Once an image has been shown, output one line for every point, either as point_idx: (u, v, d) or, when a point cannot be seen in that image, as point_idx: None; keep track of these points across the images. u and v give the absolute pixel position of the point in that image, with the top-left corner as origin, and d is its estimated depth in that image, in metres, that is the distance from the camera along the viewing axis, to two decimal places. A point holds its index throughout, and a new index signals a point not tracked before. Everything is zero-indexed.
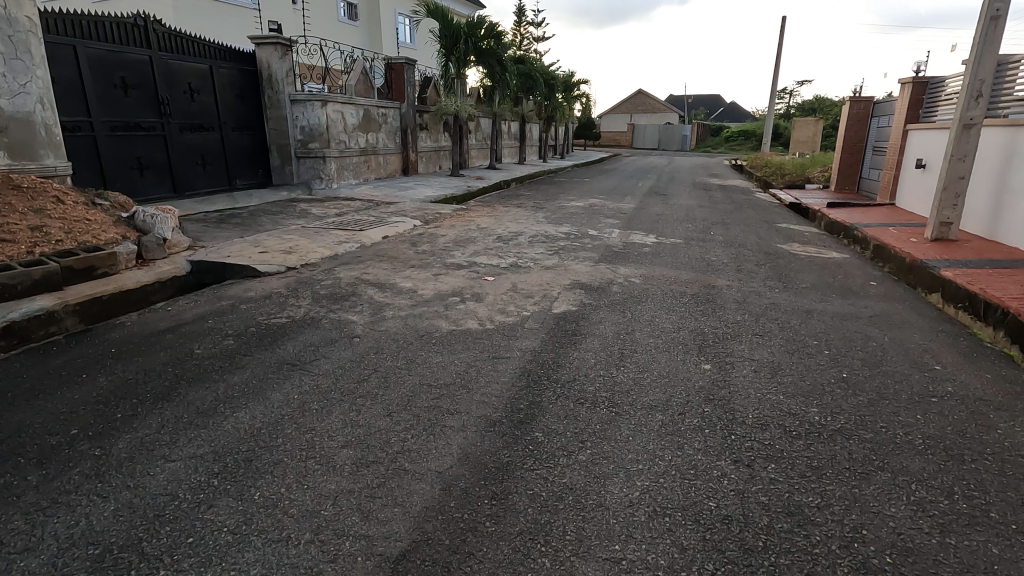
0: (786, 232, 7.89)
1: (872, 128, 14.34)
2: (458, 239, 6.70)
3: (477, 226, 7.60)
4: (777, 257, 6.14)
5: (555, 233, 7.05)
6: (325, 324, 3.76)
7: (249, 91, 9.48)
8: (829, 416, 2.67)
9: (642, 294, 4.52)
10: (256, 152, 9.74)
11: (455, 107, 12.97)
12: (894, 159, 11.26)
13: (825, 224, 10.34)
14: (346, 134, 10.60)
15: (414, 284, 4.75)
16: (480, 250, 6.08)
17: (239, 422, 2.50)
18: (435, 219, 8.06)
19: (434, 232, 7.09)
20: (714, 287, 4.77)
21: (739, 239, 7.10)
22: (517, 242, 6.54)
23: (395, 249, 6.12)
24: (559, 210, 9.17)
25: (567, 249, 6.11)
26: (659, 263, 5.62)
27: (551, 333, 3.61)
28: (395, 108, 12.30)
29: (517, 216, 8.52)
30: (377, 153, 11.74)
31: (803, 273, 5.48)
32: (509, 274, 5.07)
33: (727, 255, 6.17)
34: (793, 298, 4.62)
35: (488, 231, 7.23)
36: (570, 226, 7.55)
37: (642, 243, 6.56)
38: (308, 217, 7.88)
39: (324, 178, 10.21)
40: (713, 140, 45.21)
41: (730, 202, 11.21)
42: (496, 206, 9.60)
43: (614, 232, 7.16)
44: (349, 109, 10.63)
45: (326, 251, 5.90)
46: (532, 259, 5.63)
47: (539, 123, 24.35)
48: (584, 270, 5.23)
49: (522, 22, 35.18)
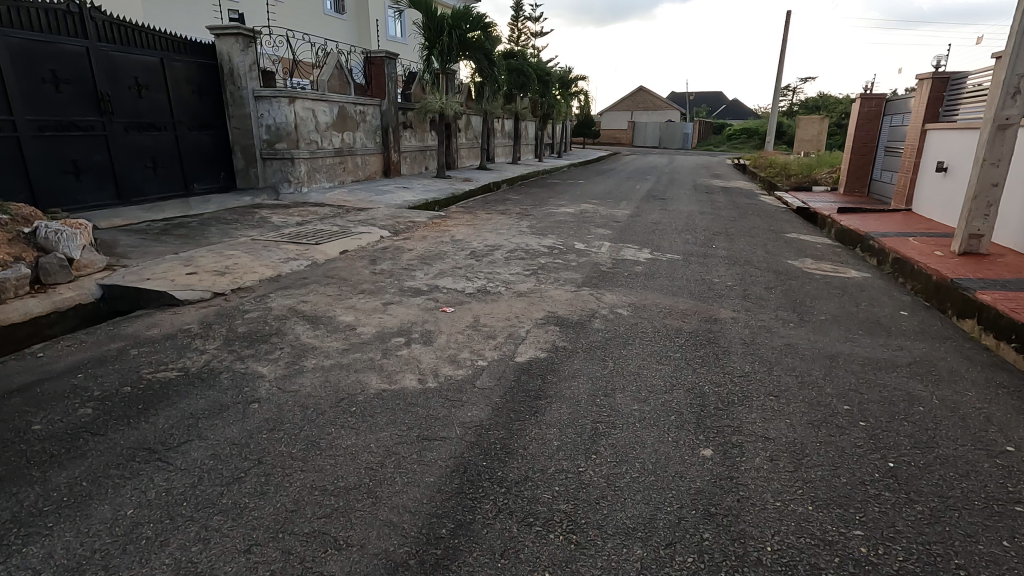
0: (796, 244, 7.10)
1: (886, 126, 13.49)
2: (425, 255, 5.92)
3: (451, 238, 6.82)
4: (789, 279, 5.35)
5: (537, 247, 6.28)
6: (223, 380, 2.98)
7: (208, 86, 8.69)
8: (880, 547, 1.87)
9: (627, 333, 3.74)
10: (217, 153, 8.95)
11: (439, 105, 12.16)
12: (911, 161, 10.45)
13: (836, 232, 9.56)
14: (317, 133, 9.80)
15: (356, 318, 3.97)
16: (448, 269, 5.31)
17: (22, 565, 1.71)
18: (406, 228, 7.28)
19: (400, 246, 6.30)
20: (716, 322, 3.99)
21: (744, 255, 6.29)
22: (493, 258, 5.77)
23: (350, 268, 5.33)
24: (546, 218, 8.38)
25: (547, 268, 5.33)
26: (651, 287, 4.83)
27: (506, 395, 2.82)
28: (375, 106, 11.50)
29: (498, 225, 7.73)
30: (355, 154, 10.95)
31: (820, 300, 4.69)
32: (473, 303, 4.29)
33: (731, 275, 5.38)
34: (810, 336, 3.83)
35: (462, 245, 6.46)
36: (555, 238, 6.77)
37: (634, 260, 5.78)
38: (264, 227, 7.10)
39: (293, 181, 9.43)
40: (715, 139, 44.33)
41: (733, 207, 10.40)
42: (478, 212, 8.82)
43: (603, 246, 6.36)
44: (321, 107, 9.85)
45: (268, 272, 5.12)
46: (504, 283, 4.85)
47: (535, 121, 23.53)
48: (563, 297, 4.46)
49: (519, 18, 34.17)
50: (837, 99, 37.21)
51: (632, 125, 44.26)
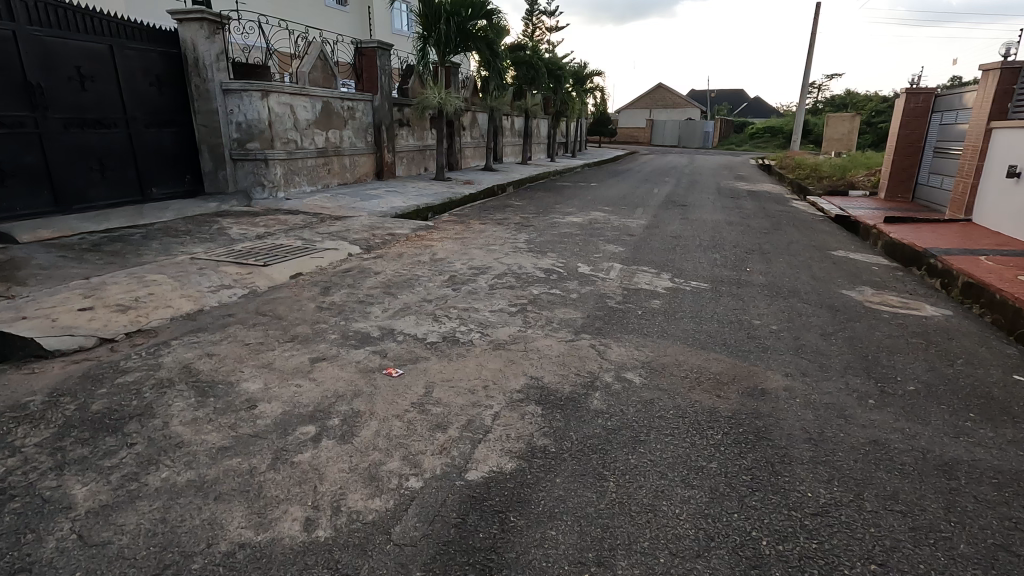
0: (846, 266, 5.89)
1: (936, 124, 12.07)
2: (394, 281, 4.84)
3: (432, 255, 5.75)
4: (850, 320, 4.16)
5: (532, 270, 5.17)
6: (5, 515, 1.91)
7: (169, 78, 7.73)
8: None
9: (639, 419, 2.60)
10: (182, 153, 7.99)
11: (437, 100, 11.09)
12: (972, 164, 9.09)
13: (885, 246, 8.31)
14: (297, 131, 8.80)
15: (266, 386, 2.89)
16: (413, 304, 4.22)
17: None
18: (382, 243, 6.22)
19: (368, 268, 5.26)
20: (764, 399, 2.85)
21: (787, 282, 5.11)
22: (475, 286, 4.68)
23: (293, 300, 4.28)
24: (549, 229, 7.27)
25: (539, 304, 4.22)
26: (672, 334, 3.68)
27: (433, 566, 1.71)
28: (365, 101, 10.48)
29: (492, 238, 6.65)
30: (342, 154, 9.94)
31: (898, 356, 3.51)
32: (432, 361, 3.20)
33: (774, 312, 4.22)
34: (903, 426, 2.66)
35: (442, 266, 5.38)
36: (554, 257, 5.66)
37: (651, 290, 4.64)
38: (217, 241, 6.09)
39: (268, 186, 8.44)
40: (738, 137, 42.67)
41: (765, 215, 9.17)
42: (472, 222, 7.73)
43: (613, 270, 5.23)
44: (301, 101, 8.84)
45: (188, 306, 4.08)
46: (480, 326, 3.76)
47: (547, 119, 22.40)
48: (554, 352, 3.34)
49: (534, 12, 32.97)
50: (866, 95, 35.43)
51: (650, 123, 42.81)
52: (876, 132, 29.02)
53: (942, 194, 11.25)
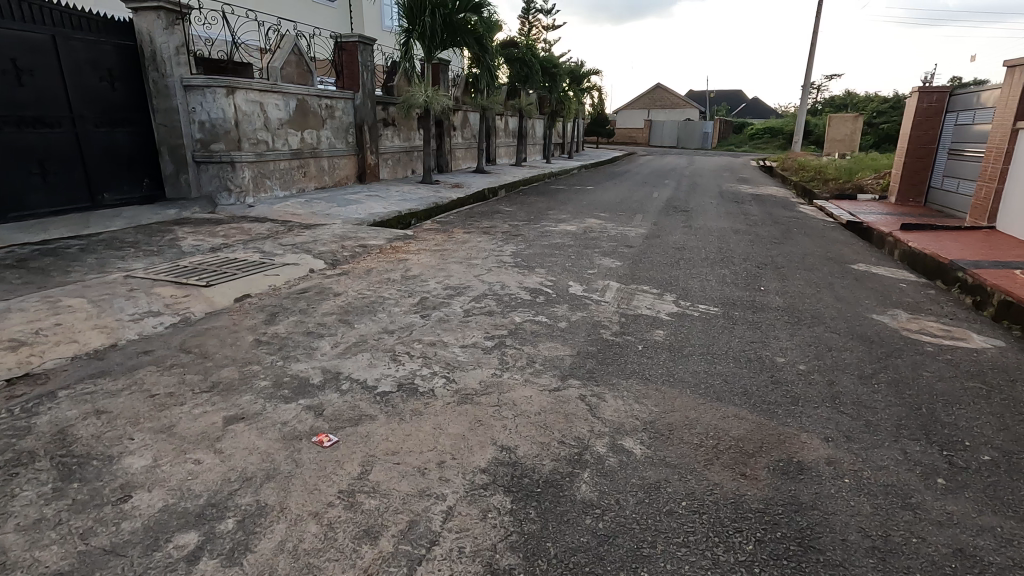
0: (871, 284, 5.25)
1: (952, 124, 11.43)
2: (353, 305, 4.17)
3: (405, 272, 5.09)
4: (889, 355, 3.50)
5: (515, 291, 4.51)
6: None
7: (123, 73, 7.03)
8: None
9: (642, 519, 1.93)
10: (139, 155, 7.30)
11: (422, 99, 10.44)
12: (995, 167, 8.46)
13: (903, 255, 7.69)
14: (267, 131, 8.12)
15: (154, 463, 2.21)
16: (372, 337, 3.54)
17: None
18: (351, 257, 5.56)
19: (328, 288, 4.59)
20: (803, 479, 2.20)
21: (808, 305, 4.46)
22: (447, 312, 4.02)
23: (228, 332, 3.59)
24: (540, 239, 6.62)
25: (521, 336, 3.56)
26: (680, 379, 3.01)
27: None
28: (345, 99, 9.82)
29: (475, 250, 5.99)
30: (319, 156, 9.28)
31: (957, 408, 2.86)
32: (380, 421, 2.53)
33: (799, 346, 3.56)
34: (995, 525, 1.99)
35: (414, 284, 4.71)
36: (542, 274, 5.01)
37: (654, 318, 3.98)
38: (164, 254, 5.41)
39: (235, 190, 7.76)
40: (737, 138, 42.12)
41: (773, 222, 8.52)
42: (455, 231, 7.08)
43: (609, 291, 4.58)
44: (272, 99, 8.15)
45: (99, 340, 3.40)
46: (446, 368, 3.08)
47: (544, 120, 21.73)
48: (534, 406, 2.67)
49: (531, 10, 32.37)
50: (867, 95, 34.93)
51: (648, 123, 42.19)
52: (878, 133, 28.53)
53: (959, 199, 10.62)
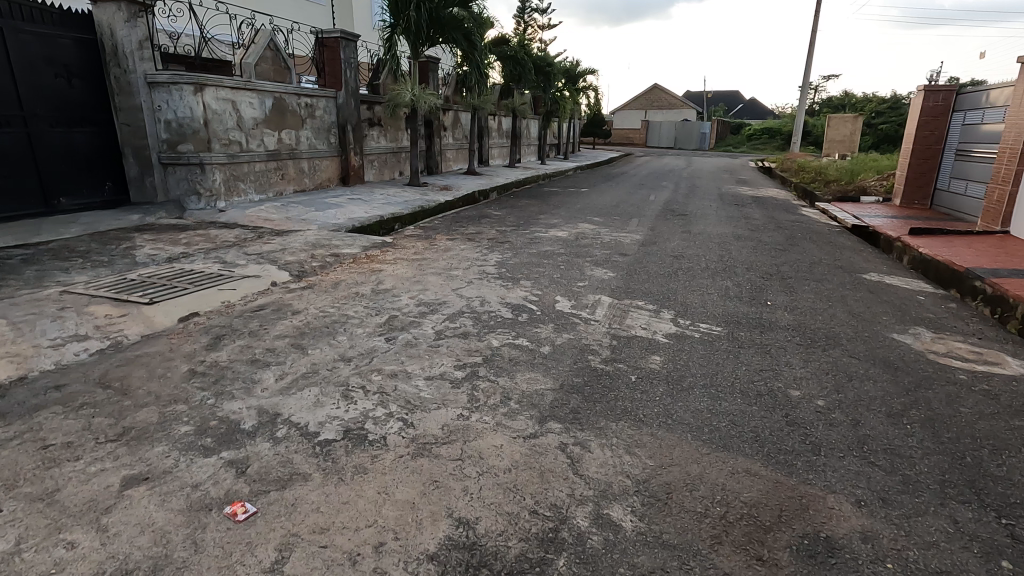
0: (886, 297, 4.81)
1: (959, 124, 11.02)
2: (312, 325, 3.71)
3: (376, 285, 4.63)
4: (917, 385, 3.06)
5: (496, 308, 4.06)
6: None
7: (81, 69, 6.54)
8: None
9: None
10: (100, 157, 6.82)
11: (408, 97, 9.99)
12: (1008, 168, 8.03)
13: (913, 262, 7.26)
14: (241, 131, 7.66)
15: (13, 548, 1.74)
16: (325, 366, 3.08)
17: None
18: (320, 268, 5.10)
19: (288, 305, 4.13)
20: (835, 565, 1.75)
21: (821, 323, 4.01)
22: (417, 334, 3.56)
23: (160, 360, 3.12)
24: (528, 247, 6.17)
25: (497, 364, 3.10)
26: (679, 421, 2.56)
27: None
28: (326, 98, 9.36)
29: (457, 259, 5.54)
30: (299, 158, 8.81)
31: (1007, 458, 2.40)
32: (314, 482, 2.08)
33: (814, 375, 3.11)
34: None
35: (384, 300, 4.25)
36: (527, 288, 4.56)
37: (650, 341, 3.53)
38: (114, 265, 4.94)
39: (204, 194, 7.29)
40: (735, 139, 41.76)
41: (775, 227, 8.07)
42: (438, 238, 6.63)
43: (600, 308, 4.13)
44: (246, 97, 7.69)
45: (6, 372, 2.92)
46: (405, 408, 2.62)
47: (539, 120, 21.28)
48: (503, 461, 2.21)
49: (527, 10, 32.01)
50: (865, 95, 34.64)
51: (645, 124, 41.78)
52: (877, 134, 28.22)
53: (969, 201, 10.20)
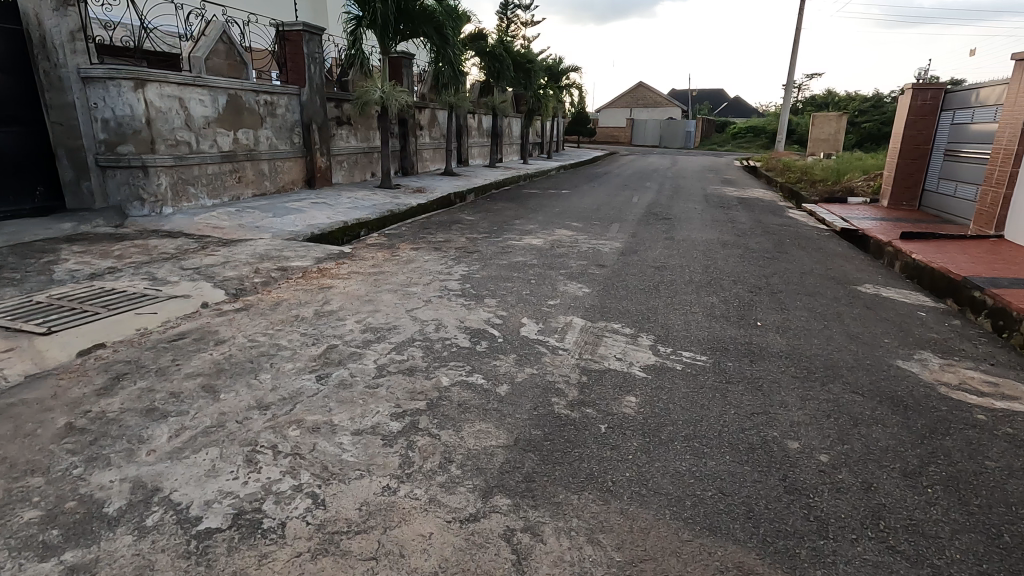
0: (884, 314, 4.41)
1: (948, 124, 10.75)
2: (235, 359, 3.18)
3: (322, 306, 4.13)
4: (932, 430, 2.63)
5: (452, 334, 3.57)
6: None
7: (5, 61, 5.79)
8: None
9: None
10: (29, 159, 6.12)
11: (377, 95, 9.47)
12: (1002, 169, 7.71)
13: (906, 268, 6.91)
14: (190, 131, 7.08)
15: None
16: (235, 416, 2.56)
17: None
18: (263, 285, 4.57)
19: (214, 332, 3.60)
20: None
21: (817, 348, 3.58)
22: (355, 370, 3.06)
23: (35, 412, 2.57)
24: (498, 257, 5.69)
25: (443, 412, 2.61)
26: (655, 489, 2.09)
27: None
28: (288, 95, 8.79)
29: (418, 273, 5.04)
30: (258, 159, 8.23)
31: None
32: None
33: (814, 420, 2.67)
34: None
35: (326, 325, 3.73)
36: (491, 309, 4.08)
37: (626, 375, 3.06)
38: (24, 283, 4.36)
39: (148, 200, 6.69)
40: (720, 138, 41.60)
41: (763, 232, 7.67)
42: (401, 247, 6.11)
43: (571, 333, 3.65)
44: (195, 93, 7.09)
45: None
46: (319, 478, 2.12)
47: (521, 118, 20.79)
48: (428, 560, 1.72)
49: (510, 7, 31.49)
50: (847, 94, 34.66)
51: (631, 122, 41.48)
52: (859, 134, 28.18)
53: (958, 203, 9.91)
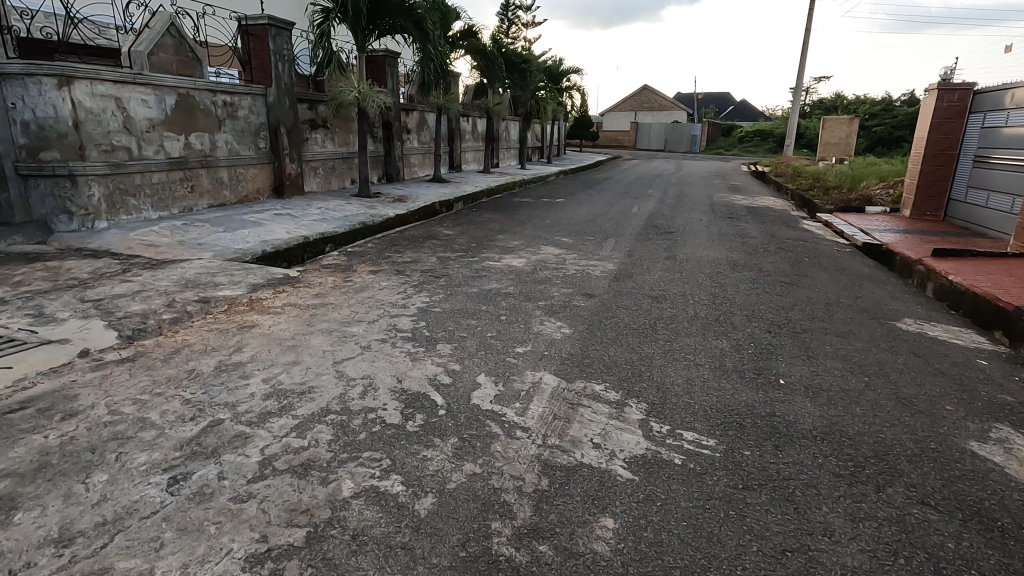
0: (939, 365, 3.52)
1: (978, 127, 9.81)
2: (71, 447, 2.33)
3: (230, 354, 3.28)
4: None
5: (380, 403, 2.72)
6: None
7: None
8: None
9: None
10: None
11: (351, 96, 8.67)
12: None
13: (940, 292, 6.03)
14: (130, 135, 6.29)
15: None
16: (10, 564, 1.71)
17: None
18: (172, 323, 3.74)
19: (69, 397, 2.75)
20: None
21: (861, 424, 2.70)
22: (227, 467, 2.20)
23: None
24: (468, 284, 4.84)
25: (323, 554, 1.76)
26: None
27: None
28: (252, 96, 8.00)
29: (367, 306, 4.20)
30: (214, 166, 7.43)
31: None
32: None
33: (876, 567, 1.80)
34: None
35: (222, 386, 2.88)
36: (440, 361, 3.22)
37: (603, 477, 2.19)
38: None
39: (77, 213, 5.87)
40: (727, 142, 40.63)
41: (777, 249, 6.79)
42: (359, 269, 5.27)
43: (537, 401, 2.78)
44: (137, 93, 6.31)
45: None
46: None
47: (519, 121, 19.98)
48: None
49: (511, 7, 30.73)
50: (858, 96, 33.68)
51: (634, 126, 40.64)
52: (871, 138, 27.24)
53: (992, 215, 8.99)
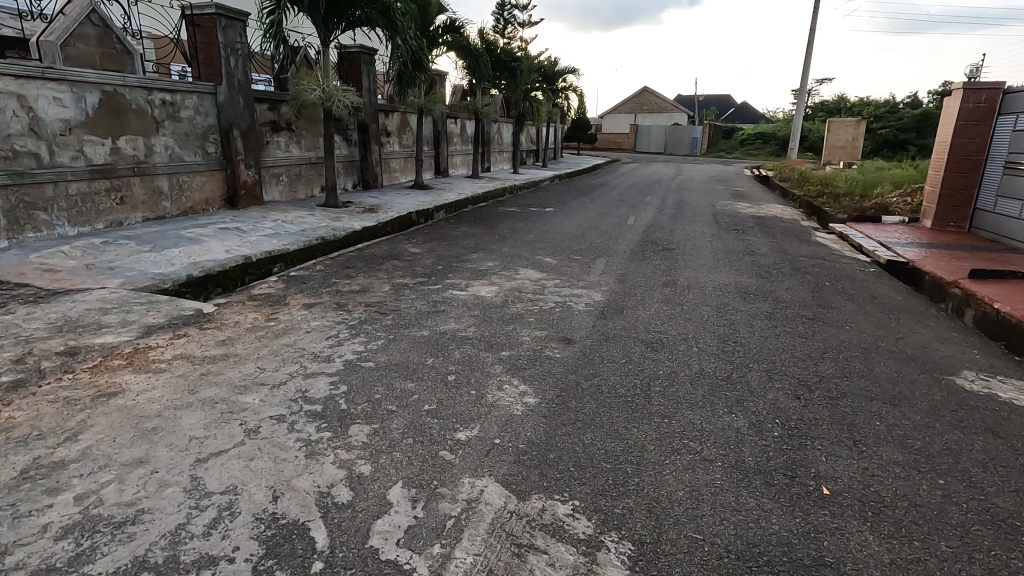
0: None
1: (1008, 130, 8.88)
2: None
3: (54, 448, 2.35)
4: None
5: (227, 550, 1.79)
6: None
7: None
8: None
9: None
10: None
11: (313, 96, 7.77)
12: None
13: (982, 321, 5.13)
14: (37, 138, 5.39)
15: None
16: None
17: None
18: (7, 390, 2.81)
19: None
20: None
21: None
22: None
23: None
24: (419, 322, 3.92)
25: None
26: None
27: None
28: (198, 94, 7.09)
29: (282, 358, 3.28)
30: (150, 174, 6.52)
31: None
32: None
33: None
34: None
35: (7, 512, 1.95)
36: (345, 458, 2.30)
37: None
38: None
39: None
40: (728, 144, 39.82)
41: (792, 271, 5.88)
42: (293, 302, 4.36)
43: (466, 542, 1.85)
44: (47, 89, 5.43)
45: None
46: None
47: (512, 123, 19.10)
48: None
49: (506, 7, 29.86)
50: (861, 98, 32.84)
51: (634, 128, 39.73)
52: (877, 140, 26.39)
53: None
